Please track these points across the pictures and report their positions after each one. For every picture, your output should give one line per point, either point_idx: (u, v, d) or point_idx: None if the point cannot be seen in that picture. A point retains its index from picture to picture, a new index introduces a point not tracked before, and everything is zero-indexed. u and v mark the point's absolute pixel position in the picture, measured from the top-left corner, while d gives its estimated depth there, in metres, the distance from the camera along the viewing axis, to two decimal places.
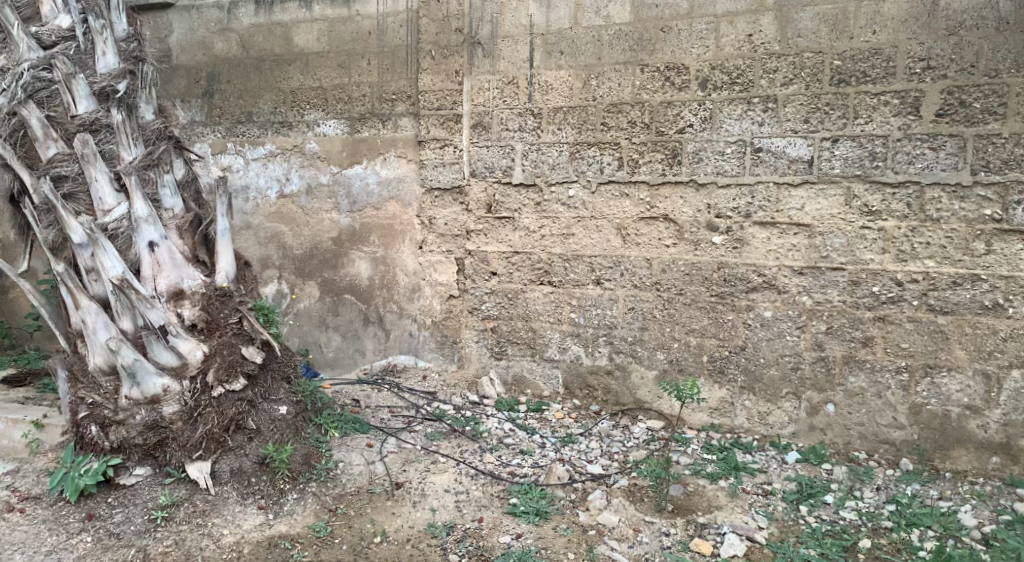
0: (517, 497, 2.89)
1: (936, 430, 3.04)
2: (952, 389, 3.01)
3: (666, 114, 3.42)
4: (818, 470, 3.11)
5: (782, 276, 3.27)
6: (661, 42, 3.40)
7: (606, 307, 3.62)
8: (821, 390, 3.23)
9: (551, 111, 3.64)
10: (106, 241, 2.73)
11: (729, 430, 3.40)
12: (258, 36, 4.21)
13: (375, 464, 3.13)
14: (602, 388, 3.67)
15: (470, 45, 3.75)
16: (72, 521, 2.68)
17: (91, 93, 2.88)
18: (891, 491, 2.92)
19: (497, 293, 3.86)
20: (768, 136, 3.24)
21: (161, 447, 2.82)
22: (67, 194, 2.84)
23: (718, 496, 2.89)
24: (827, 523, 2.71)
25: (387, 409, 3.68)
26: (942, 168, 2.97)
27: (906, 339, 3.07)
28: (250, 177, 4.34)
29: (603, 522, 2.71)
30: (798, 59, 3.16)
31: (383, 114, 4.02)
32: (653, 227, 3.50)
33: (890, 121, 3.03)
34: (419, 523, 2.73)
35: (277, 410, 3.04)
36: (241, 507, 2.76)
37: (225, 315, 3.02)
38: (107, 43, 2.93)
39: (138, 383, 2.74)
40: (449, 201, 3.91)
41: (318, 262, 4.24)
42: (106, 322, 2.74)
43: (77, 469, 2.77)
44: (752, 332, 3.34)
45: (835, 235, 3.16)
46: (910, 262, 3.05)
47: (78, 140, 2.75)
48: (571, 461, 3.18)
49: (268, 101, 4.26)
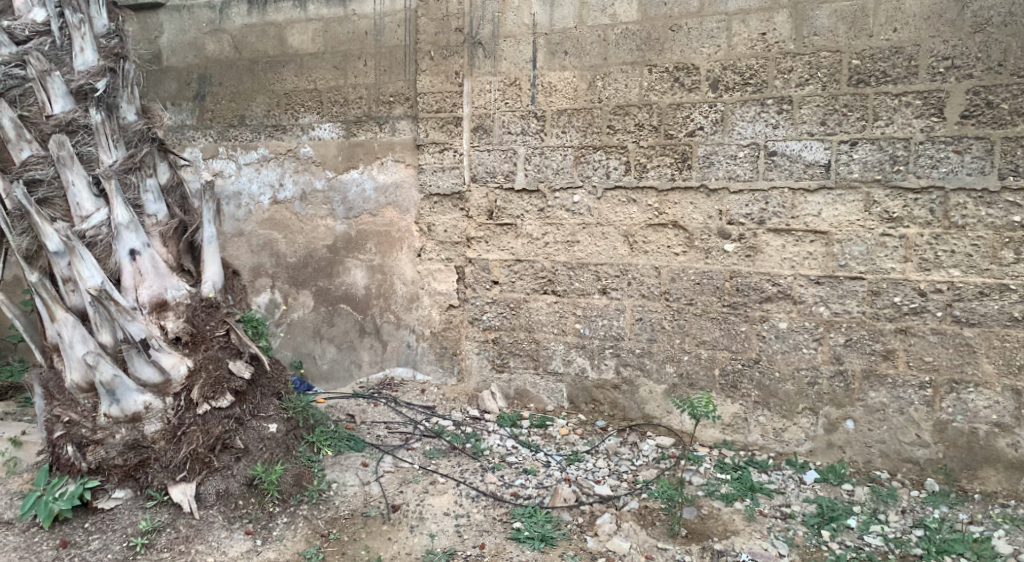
0: (521, 521, 2.72)
1: (963, 448, 2.88)
2: (979, 405, 2.85)
3: (676, 116, 3.28)
4: (838, 490, 2.93)
5: (798, 285, 3.11)
6: (669, 41, 3.26)
7: (613, 318, 3.47)
8: (840, 405, 3.07)
9: (555, 114, 3.50)
10: (83, 250, 2.57)
11: (742, 448, 3.23)
12: (251, 36, 4.07)
13: (370, 485, 2.95)
14: (608, 402, 3.50)
15: (470, 45, 3.61)
16: (44, 549, 2.51)
17: (68, 92, 2.73)
18: (917, 514, 2.75)
19: (499, 304, 3.70)
20: (782, 139, 3.10)
21: (141, 468, 2.65)
22: (43, 199, 2.70)
23: (734, 519, 2.72)
24: (852, 549, 2.55)
25: (384, 425, 3.51)
26: (968, 172, 2.82)
27: (930, 352, 2.92)
28: (241, 183, 4.18)
29: (613, 549, 2.55)
30: (815, 58, 3.02)
31: (380, 117, 3.88)
32: (662, 234, 3.35)
33: (911, 123, 2.89)
34: (417, 549, 2.57)
35: (266, 428, 2.87)
36: (226, 533, 2.59)
37: (211, 328, 2.86)
38: (84, 39, 2.77)
39: (118, 400, 2.59)
40: (449, 207, 3.76)
41: (312, 271, 4.08)
42: (83, 335, 2.59)
43: (52, 492, 2.60)
44: (766, 345, 3.18)
45: (854, 243, 3.01)
46: (934, 271, 2.90)
47: (54, 143, 2.62)
48: (577, 481, 3.01)
49: (260, 104, 4.11)
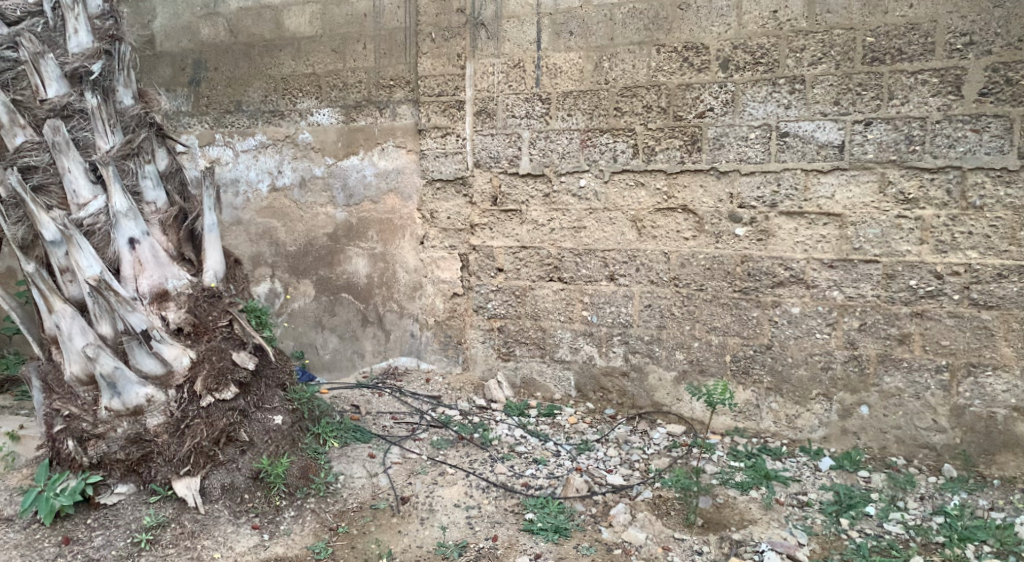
0: (533, 512, 2.67)
1: (981, 433, 2.84)
2: (997, 389, 2.81)
3: (684, 97, 3.20)
4: (855, 478, 2.88)
5: (811, 270, 3.05)
6: (678, 19, 3.17)
7: (621, 305, 3.40)
8: (854, 391, 3.02)
9: (560, 96, 3.41)
10: (81, 239, 2.49)
11: (754, 435, 3.18)
12: (247, 20, 3.97)
13: (378, 477, 2.90)
14: (616, 390, 3.45)
15: (472, 26, 3.52)
16: (46, 546, 2.44)
17: (62, 75, 2.64)
18: (936, 501, 2.71)
19: (504, 291, 3.64)
20: (795, 120, 3.02)
21: (144, 463, 2.58)
22: (38, 186, 2.61)
23: (751, 508, 2.67)
24: (873, 538, 2.51)
25: (389, 415, 3.45)
26: (986, 152, 2.76)
27: (946, 336, 2.87)
28: (239, 170, 4.09)
29: (630, 540, 2.51)
30: (827, 36, 2.94)
31: (380, 101, 3.78)
32: (671, 218, 3.28)
33: (928, 102, 2.82)
34: (428, 542, 2.52)
35: (272, 420, 2.81)
36: (232, 528, 2.53)
37: (213, 318, 2.79)
38: (78, 20, 2.68)
39: (119, 394, 2.52)
40: (452, 194, 3.68)
41: (313, 259, 4.00)
42: (82, 327, 2.51)
43: (52, 488, 2.53)
44: (779, 330, 3.13)
45: (869, 226, 2.95)
46: (951, 253, 2.84)
47: (48, 127, 2.54)
48: (589, 471, 2.96)
49: (257, 90, 4.01)
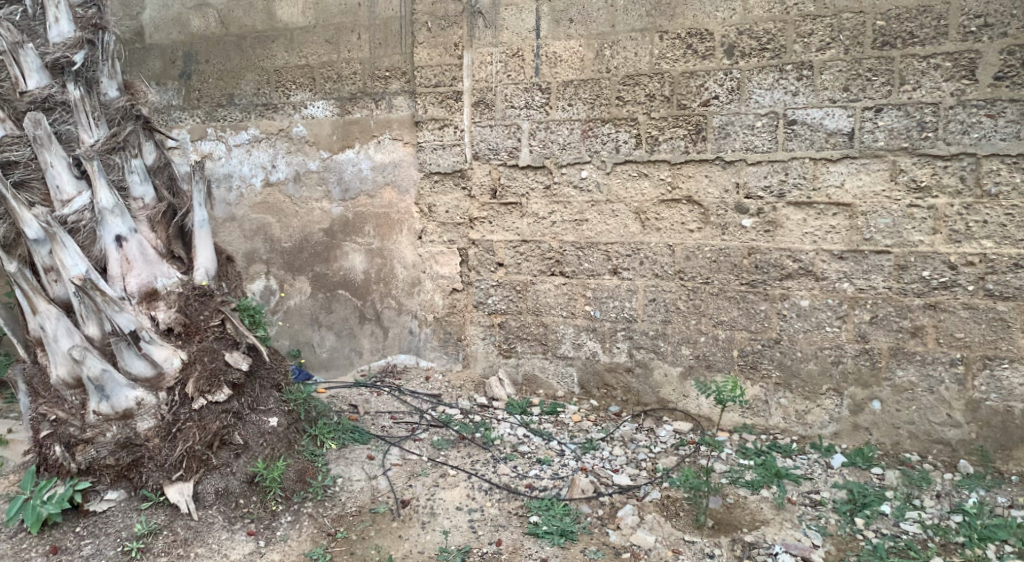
0: (538, 515, 2.59)
1: (997, 428, 2.76)
2: (1013, 382, 2.73)
3: (689, 85, 3.10)
4: (868, 475, 2.80)
5: (820, 261, 2.97)
6: (681, 5, 3.08)
7: (625, 299, 3.32)
8: (865, 386, 2.94)
9: (560, 86, 3.31)
10: (65, 236, 2.40)
11: (764, 432, 3.10)
12: (238, 11, 3.87)
13: (377, 479, 2.82)
14: (620, 386, 3.37)
15: (469, 14, 3.42)
16: (33, 556, 2.36)
17: (43, 66, 2.55)
18: (953, 499, 2.63)
19: (505, 286, 3.55)
20: (802, 107, 2.93)
21: (135, 468, 2.49)
22: (19, 182, 2.53)
23: (763, 508, 2.59)
24: (889, 538, 2.44)
25: (388, 415, 3.36)
26: (1002, 137, 2.67)
27: (961, 328, 2.78)
28: (232, 165, 3.99)
29: (639, 543, 2.43)
30: (836, 20, 2.85)
31: (376, 92, 3.68)
32: (676, 210, 3.19)
33: (940, 87, 2.73)
34: (430, 547, 2.44)
35: (267, 422, 2.72)
36: (227, 534, 2.45)
37: (205, 318, 2.69)
38: (59, 7, 2.58)
39: (107, 397, 2.43)
40: (450, 187, 3.59)
41: (308, 256, 3.91)
42: (68, 328, 2.43)
43: (39, 495, 2.44)
44: (787, 324, 3.04)
45: (880, 215, 2.86)
46: (965, 242, 2.75)
47: (29, 121, 2.42)
48: (594, 471, 2.88)
49: (249, 82, 3.91)
